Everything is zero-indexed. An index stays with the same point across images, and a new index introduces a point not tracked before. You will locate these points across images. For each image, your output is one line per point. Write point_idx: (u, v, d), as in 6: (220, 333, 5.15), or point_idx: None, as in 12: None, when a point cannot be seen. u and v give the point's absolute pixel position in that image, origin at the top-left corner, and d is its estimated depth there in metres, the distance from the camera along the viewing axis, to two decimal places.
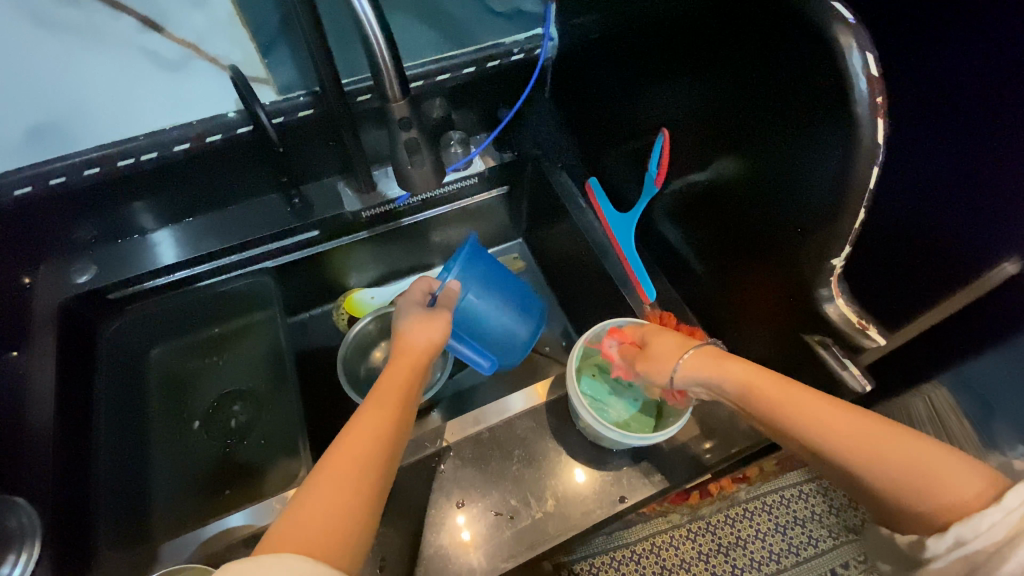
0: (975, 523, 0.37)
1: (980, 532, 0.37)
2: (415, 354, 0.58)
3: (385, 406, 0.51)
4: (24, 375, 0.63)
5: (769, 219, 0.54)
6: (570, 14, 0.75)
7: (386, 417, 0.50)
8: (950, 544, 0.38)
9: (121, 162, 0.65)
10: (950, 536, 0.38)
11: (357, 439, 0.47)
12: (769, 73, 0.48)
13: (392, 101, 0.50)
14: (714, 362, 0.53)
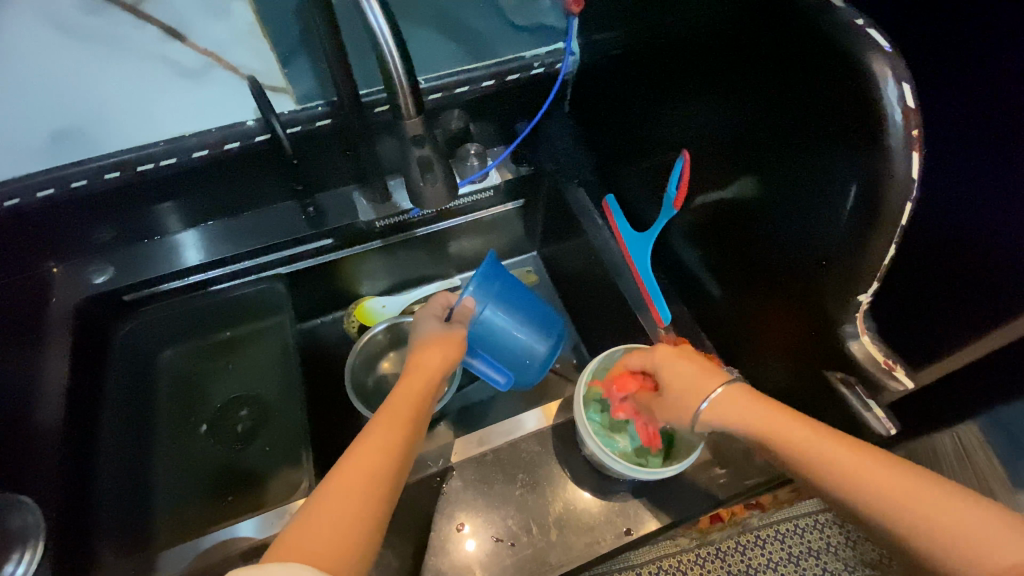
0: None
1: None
2: (431, 366, 0.58)
3: (398, 418, 0.51)
4: (38, 375, 0.64)
5: (790, 249, 0.52)
6: (592, 29, 0.74)
7: (397, 427, 0.50)
8: None
9: (140, 169, 0.64)
10: None
11: (371, 448, 0.47)
12: (798, 99, 0.46)
13: (405, 118, 0.49)
14: (746, 404, 0.50)
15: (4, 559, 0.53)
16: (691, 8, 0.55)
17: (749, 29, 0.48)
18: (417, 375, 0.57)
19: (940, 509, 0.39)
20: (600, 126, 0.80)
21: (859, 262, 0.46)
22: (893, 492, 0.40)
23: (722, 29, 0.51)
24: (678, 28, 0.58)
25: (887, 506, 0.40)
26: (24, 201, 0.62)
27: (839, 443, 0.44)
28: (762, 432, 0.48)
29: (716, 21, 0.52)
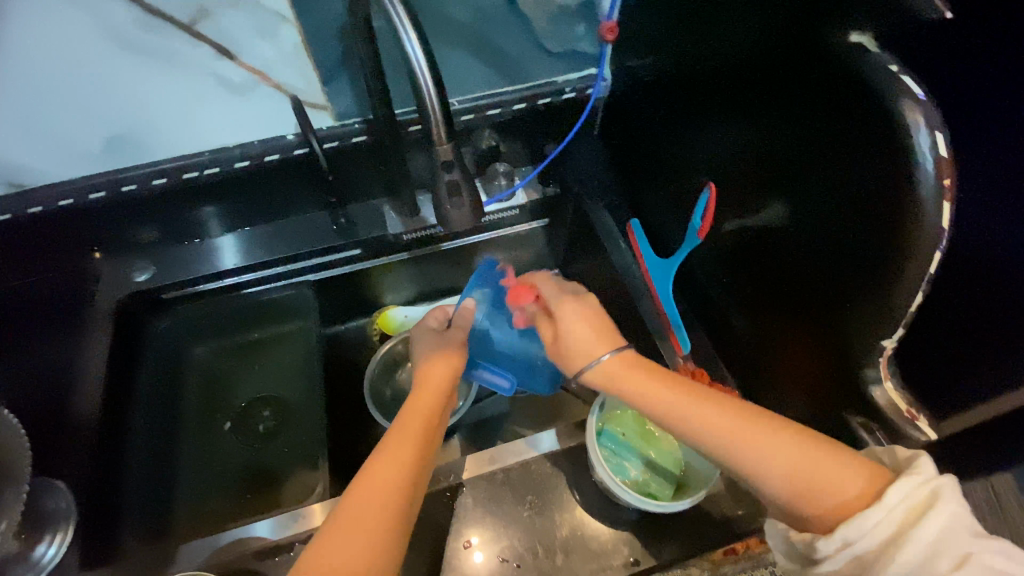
0: (860, 526, 0.39)
1: (864, 535, 0.39)
2: (437, 381, 0.59)
3: (409, 434, 0.52)
4: (80, 364, 0.68)
5: (817, 287, 0.51)
6: (625, 55, 0.75)
7: (410, 443, 0.51)
8: (839, 545, 0.40)
9: (186, 175, 0.71)
10: (838, 538, 0.40)
11: (387, 467, 0.48)
12: (829, 140, 0.45)
13: (437, 144, 0.50)
14: (624, 375, 0.52)
15: (39, 539, 0.57)
16: (726, 42, 0.55)
17: (783, 67, 0.48)
18: (425, 391, 0.58)
19: (809, 462, 0.43)
20: (629, 151, 0.81)
21: (886, 306, 0.45)
22: (771, 450, 0.44)
23: (758, 64, 0.51)
24: (712, 61, 0.58)
25: (761, 464, 0.44)
26: (78, 201, 0.69)
27: (722, 408, 0.47)
28: (649, 393, 0.50)
29: (752, 56, 0.52)
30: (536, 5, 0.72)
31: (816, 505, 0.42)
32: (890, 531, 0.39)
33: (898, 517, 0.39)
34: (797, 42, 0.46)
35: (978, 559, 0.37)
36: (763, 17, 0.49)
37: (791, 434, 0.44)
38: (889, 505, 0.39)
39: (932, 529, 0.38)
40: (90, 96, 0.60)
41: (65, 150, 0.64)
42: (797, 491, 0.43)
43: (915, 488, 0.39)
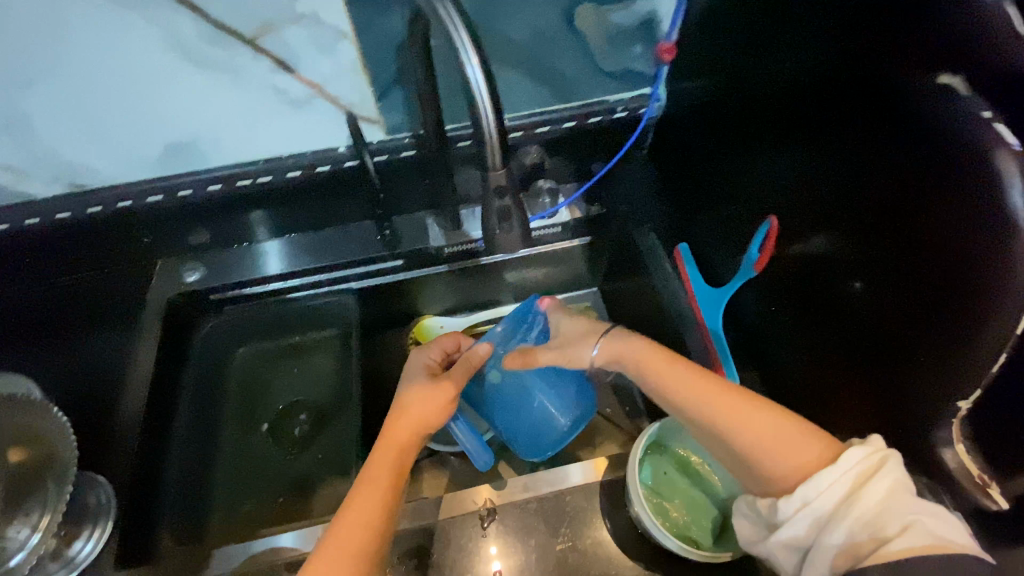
0: (818, 485, 0.45)
1: (819, 494, 0.45)
2: (404, 433, 0.57)
3: (377, 489, 0.53)
4: (133, 362, 0.71)
5: (886, 334, 0.49)
6: (681, 76, 0.74)
7: (377, 500, 0.52)
8: (797, 505, 0.45)
9: (240, 183, 0.72)
10: (797, 499, 0.45)
11: (352, 530, 0.50)
12: (912, 181, 0.43)
13: (491, 169, 0.48)
14: (628, 346, 0.59)
15: (76, 535, 0.58)
16: (802, 70, 0.53)
17: (866, 98, 0.46)
18: (394, 441, 0.57)
19: (775, 430, 0.49)
20: (682, 176, 0.79)
21: (959, 361, 0.42)
22: (746, 424, 0.50)
23: (838, 94, 0.49)
24: (784, 88, 0.56)
25: (741, 436, 0.50)
26: (136, 204, 0.71)
27: (708, 389, 0.53)
28: (642, 360, 0.57)
29: (831, 86, 0.49)
30: (594, 27, 0.69)
31: (780, 469, 0.48)
32: (842, 492, 0.44)
33: (850, 480, 0.44)
34: (885, 75, 0.44)
35: (920, 526, 0.40)
36: (848, 46, 0.47)
37: (758, 412, 0.51)
38: (841, 468, 0.45)
39: (875, 493, 0.43)
40: (154, 106, 0.62)
41: (127, 156, 0.67)
42: (766, 458, 0.49)
43: (865, 457, 0.44)
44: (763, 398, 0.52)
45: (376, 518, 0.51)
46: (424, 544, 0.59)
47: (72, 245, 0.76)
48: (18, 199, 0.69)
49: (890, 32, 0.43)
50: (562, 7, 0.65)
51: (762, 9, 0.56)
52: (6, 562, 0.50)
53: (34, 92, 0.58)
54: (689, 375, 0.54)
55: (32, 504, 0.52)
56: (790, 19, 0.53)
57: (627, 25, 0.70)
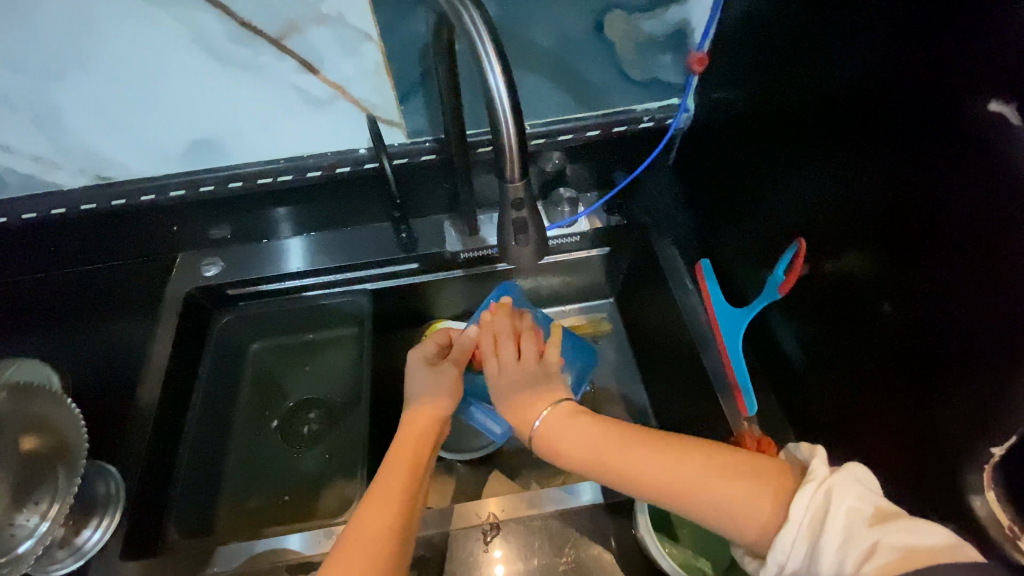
0: (782, 547, 0.39)
1: (789, 553, 0.39)
2: (422, 427, 0.60)
3: (393, 488, 0.53)
4: (149, 353, 0.72)
5: (919, 366, 0.46)
6: (712, 87, 0.72)
7: (396, 494, 0.52)
8: (775, 571, 0.40)
9: (260, 181, 0.72)
10: (773, 564, 0.40)
11: (378, 522, 0.50)
12: (954, 200, 0.41)
13: (509, 181, 0.47)
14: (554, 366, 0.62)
15: (84, 524, 0.59)
16: (841, 85, 0.51)
17: (905, 114, 0.45)
18: (401, 449, 0.57)
19: (720, 491, 0.44)
20: (707, 190, 0.77)
21: (993, 400, 0.40)
22: (684, 486, 0.45)
23: (876, 110, 0.48)
24: (820, 104, 0.54)
25: (681, 499, 0.45)
26: (159, 197, 0.72)
27: (631, 455, 0.49)
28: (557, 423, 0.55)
29: (870, 101, 0.48)
30: (623, 36, 0.67)
31: (743, 529, 0.43)
32: (807, 542, 0.39)
33: (808, 525, 0.39)
34: (926, 90, 0.42)
35: (887, 546, 0.36)
36: (888, 60, 0.46)
37: (693, 466, 0.46)
38: (794, 517, 0.40)
39: (834, 530, 0.38)
40: (179, 102, 0.63)
41: (152, 151, 0.68)
42: (721, 517, 0.44)
43: (812, 494, 0.40)
44: (696, 445, 0.48)
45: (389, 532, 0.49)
46: (425, 554, 0.58)
47: (94, 236, 0.75)
48: (44, 188, 0.69)
49: (933, 47, 0.41)
50: (592, 13, 0.63)
51: (802, 22, 0.55)
52: (16, 548, 0.51)
53: (64, 85, 0.59)
54: (607, 446, 0.51)
55: (42, 493, 0.53)
56: (829, 33, 0.52)
57: (658, 35, 0.68)
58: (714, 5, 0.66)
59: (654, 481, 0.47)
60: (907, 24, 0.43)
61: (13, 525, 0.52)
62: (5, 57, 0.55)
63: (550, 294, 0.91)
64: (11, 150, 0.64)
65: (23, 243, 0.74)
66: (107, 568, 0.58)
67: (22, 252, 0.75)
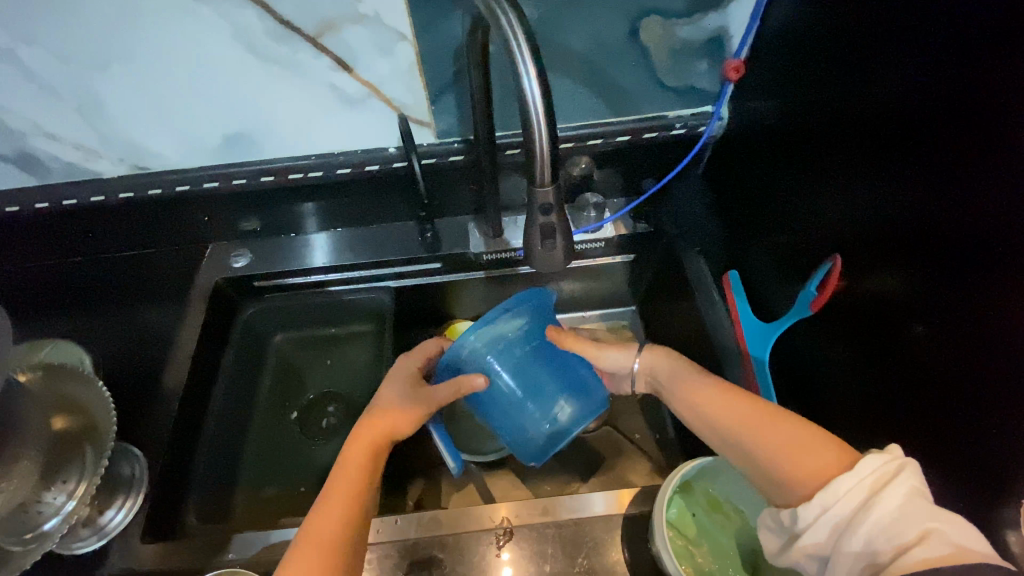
0: (835, 490, 0.42)
1: (838, 499, 0.42)
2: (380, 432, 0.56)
3: (351, 486, 0.53)
4: (177, 340, 0.74)
5: (958, 393, 0.43)
6: (748, 95, 0.70)
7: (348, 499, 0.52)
8: (817, 511, 0.43)
9: (291, 176, 0.73)
10: (817, 505, 0.43)
11: (324, 523, 0.50)
12: (1004, 219, 0.39)
13: (538, 185, 0.47)
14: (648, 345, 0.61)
15: (109, 504, 0.60)
16: (882, 99, 0.50)
17: (950, 130, 0.43)
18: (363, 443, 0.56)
19: (783, 438, 0.48)
20: (739, 203, 0.75)
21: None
22: (763, 432, 0.50)
23: (918, 124, 0.46)
24: (860, 117, 0.53)
25: (756, 441, 0.50)
26: (193, 188, 0.73)
27: (734, 399, 0.53)
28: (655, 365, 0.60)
29: (912, 116, 0.46)
30: (659, 41, 0.66)
31: (791, 474, 0.46)
32: (861, 497, 0.41)
33: (869, 484, 0.41)
34: (973, 104, 0.41)
35: (938, 536, 0.37)
36: (933, 74, 0.44)
37: (783, 420, 0.50)
38: (859, 473, 0.42)
39: (893, 498, 0.40)
40: (217, 96, 0.64)
41: (188, 143, 0.69)
42: (777, 463, 0.48)
43: (884, 462, 0.42)
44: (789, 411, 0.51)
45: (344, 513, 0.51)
46: (436, 556, 0.58)
47: (130, 223, 0.77)
48: (85, 175, 0.71)
49: (983, 60, 0.40)
50: (628, 19, 0.63)
51: (843, 34, 0.54)
52: (42, 524, 0.52)
53: (108, 77, 0.60)
54: (716, 388, 0.54)
55: (70, 471, 0.54)
56: (872, 46, 0.50)
57: (694, 41, 0.67)
58: (754, 12, 0.65)
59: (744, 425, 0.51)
60: (954, 37, 0.42)
61: (41, 502, 0.53)
62: (55, 48, 0.57)
63: (572, 299, 0.90)
64: (56, 138, 0.66)
65: (63, 228, 0.76)
66: (127, 549, 0.59)
67: (62, 237, 0.77)
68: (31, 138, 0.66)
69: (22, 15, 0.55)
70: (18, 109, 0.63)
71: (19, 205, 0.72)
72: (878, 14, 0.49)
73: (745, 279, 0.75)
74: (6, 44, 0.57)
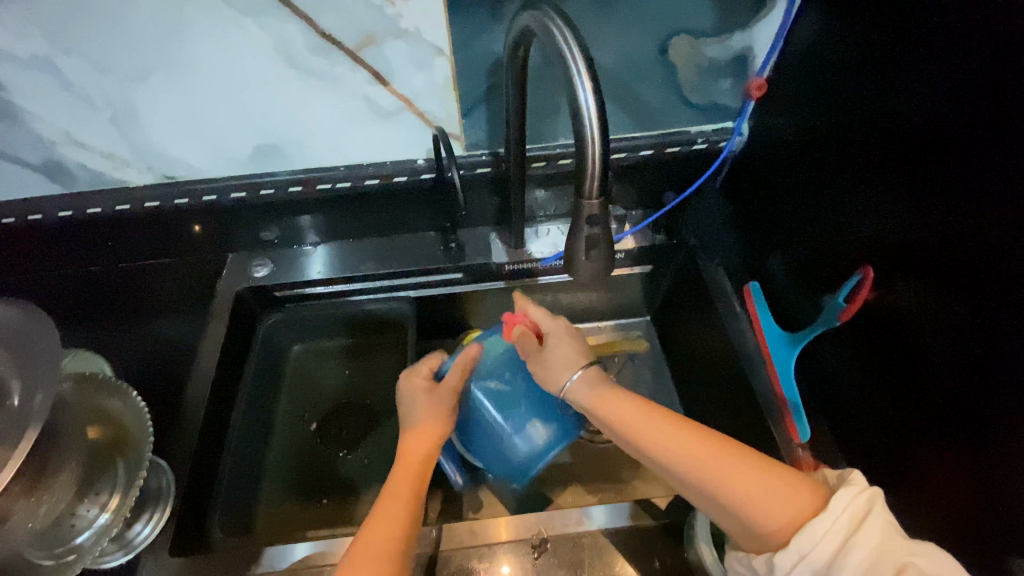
0: (813, 536, 0.42)
1: (816, 544, 0.42)
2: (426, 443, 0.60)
3: (404, 487, 0.56)
4: (200, 350, 0.73)
5: (992, 403, 0.46)
6: (769, 112, 0.72)
7: (404, 496, 0.55)
8: (795, 557, 0.42)
9: (319, 187, 0.74)
10: (794, 550, 0.43)
11: (390, 512, 0.53)
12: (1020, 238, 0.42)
13: (586, 198, 0.48)
14: (597, 393, 0.56)
15: (137, 518, 0.59)
16: (903, 123, 0.52)
17: (975, 157, 0.46)
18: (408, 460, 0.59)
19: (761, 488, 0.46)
20: (758, 216, 0.77)
21: None
22: (732, 476, 0.46)
23: (943, 150, 0.49)
24: (880, 140, 0.55)
25: (728, 488, 0.46)
26: (220, 198, 0.73)
27: (694, 437, 0.49)
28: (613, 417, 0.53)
29: (934, 142, 0.49)
30: (686, 60, 0.68)
31: (766, 522, 0.45)
32: (837, 539, 0.42)
33: (843, 525, 0.42)
34: (997, 135, 0.44)
35: (915, 568, 0.39)
36: (954, 105, 0.47)
37: (746, 458, 0.48)
38: (833, 514, 0.43)
39: (871, 535, 0.41)
40: (252, 107, 0.65)
41: (219, 153, 0.69)
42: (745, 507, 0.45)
43: (854, 498, 0.43)
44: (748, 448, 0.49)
45: (409, 498, 0.55)
46: (472, 566, 0.58)
47: (153, 232, 0.77)
48: (111, 184, 0.71)
49: (1005, 93, 0.43)
50: (657, 38, 0.65)
51: (863, 56, 0.57)
52: (74, 538, 0.54)
53: (146, 87, 0.61)
54: (671, 429, 0.50)
55: (103, 484, 0.55)
56: (894, 74, 0.53)
57: (719, 60, 0.69)
58: (779, 32, 0.67)
59: (706, 463, 0.47)
60: (978, 70, 0.45)
61: (74, 515, 0.54)
62: (95, 57, 0.58)
63: (589, 309, 0.91)
64: (86, 146, 0.66)
65: (83, 236, 0.75)
66: (155, 563, 0.58)
67: (82, 245, 0.77)
68: (60, 146, 0.65)
69: (65, 24, 0.55)
70: (48, 116, 0.62)
71: (42, 213, 0.71)
72: (901, 42, 0.52)
73: (765, 290, 0.76)
74: (45, 51, 0.57)
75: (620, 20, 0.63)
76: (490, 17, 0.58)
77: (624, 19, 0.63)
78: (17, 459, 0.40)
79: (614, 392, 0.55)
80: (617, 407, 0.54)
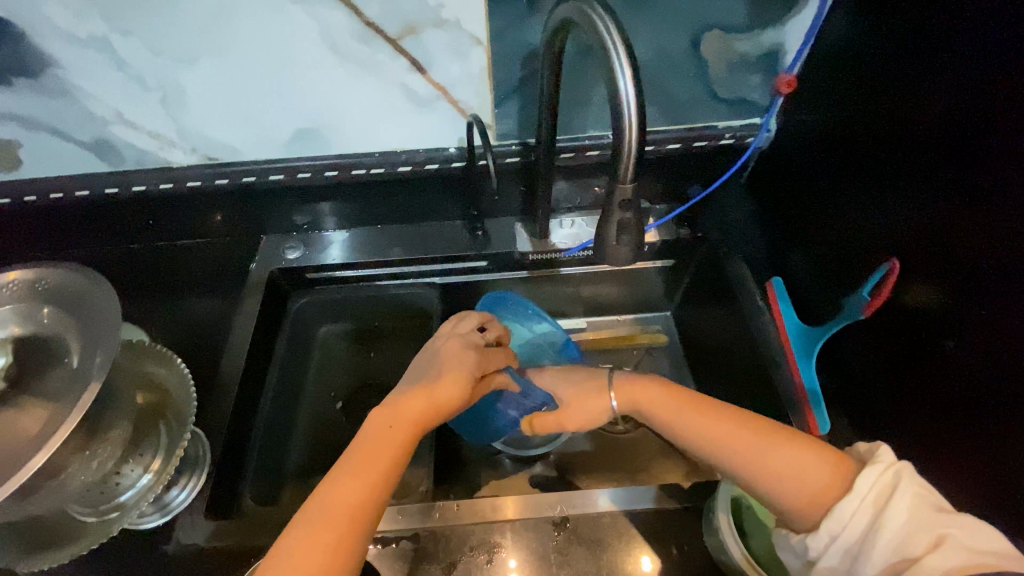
0: (841, 516, 0.45)
1: (845, 525, 0.44)
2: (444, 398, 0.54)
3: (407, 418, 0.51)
4: (233, 325, 0.76)
5: (1009, 393, 0.46)
6: (798, 108, 0.73)
7: (405, 427, 0.50)
8: (825, 539, 0.45)
9: (354, 172, 0.76)
10: (824, 534, 0.45)
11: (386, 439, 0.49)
12: None
13: (620, 181, 0.49)
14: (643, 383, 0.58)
15: (174, 483, 0.62)
16: (922, 117, 0.54)
17: (994, 149, 0.47)
18: (403, 413, 0.51)
19: (799, 473, 0.47)
20: (783, 211, 0.78)
21: None
22: (783, 470, 0.48)
23: (965, 145, 0.50)
24: (902, 134, 0.56)
25: (772, 477, 0.48)
26: (258, 179, 0.76)
27: (734, 425, 0.51)
28: (675, 416, 0.54)
29: (960, 139, 0.50)
30: (716, 56, 0.69)
31: (796, 501, 0.47)
32: (866, 518, 0.44)
33: (872, 504, 0.44)
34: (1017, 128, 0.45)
35: (954, 540, 0.41)
36: (972, 99, 0.49)
37: (784, 445, 0.49)
38: (860, 494, 0.45)
39: (899, 513, 0.43)
40: (292, 92, 0.67)
41: (261, 138, 0.72)
42: (769, 484, 0.48)
43: (879, 475, 0.45)
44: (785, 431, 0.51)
45: (412, 425, 0.51)
46: (496, 540, 0.60)
47: (192, 212, 0.80)
48: (155, 163, 0.74)
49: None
50: (689, 33, 0.66)
51: (886, 52, 0.58)
52: (119, 496, 0.57)
53: (195, 70, 0.64)
54: (733, 423, 0.51)
55: (147, 446, 0.58)
56: (915, 70, 0.54)
57: (750, 55, 0.70)
58: (810, 30, 0.68)
59: (747, 453, 0.49)
60: (1003, 64, 0.46)
61: (119, 474, 0.57)
62: (152, 40, 0.61)
63: (609, 303, 0.92)
64: (136, 126, 0.69)
65: (127, 214, 0.79)
66: (191, 524, 0.61)
67: (124, 223, 0.80)
68: (112, 125, 0.69)
69: (124, 8, 0.58)
70: (103, 97, 0.65)
71: (90, 189, 0.75)
72: (925, 38, 0.53)
73: (787, 285, 0.77)
74: (103, 33, 0.60)
75: (653, 14, 0.64)
76: (527, 9, 0.60)
77: (657, 13, 0.64)
78: (82, 409, 0.43)
79: (657, 383, 0.57)
80: (674, 408, 0.55)
